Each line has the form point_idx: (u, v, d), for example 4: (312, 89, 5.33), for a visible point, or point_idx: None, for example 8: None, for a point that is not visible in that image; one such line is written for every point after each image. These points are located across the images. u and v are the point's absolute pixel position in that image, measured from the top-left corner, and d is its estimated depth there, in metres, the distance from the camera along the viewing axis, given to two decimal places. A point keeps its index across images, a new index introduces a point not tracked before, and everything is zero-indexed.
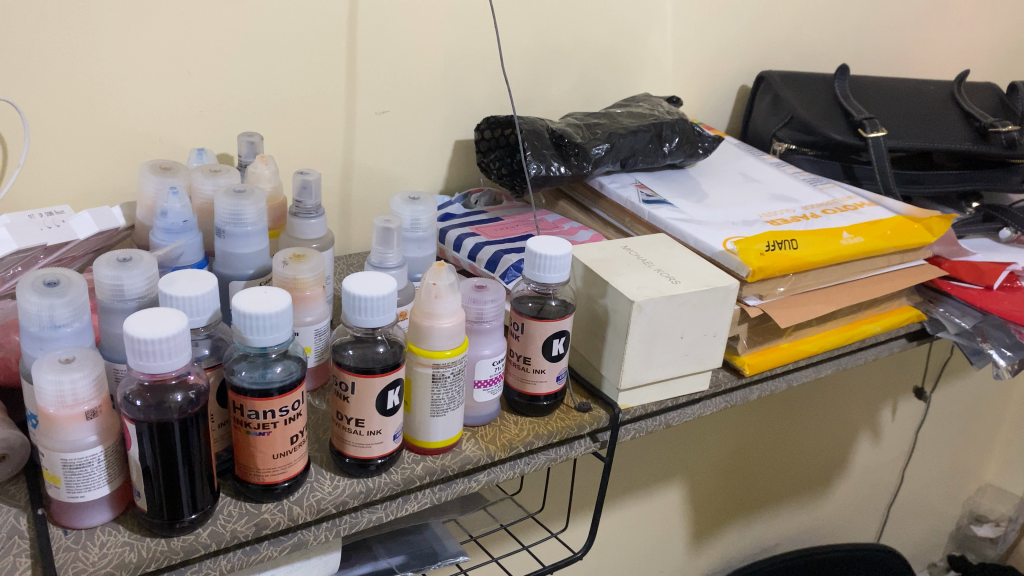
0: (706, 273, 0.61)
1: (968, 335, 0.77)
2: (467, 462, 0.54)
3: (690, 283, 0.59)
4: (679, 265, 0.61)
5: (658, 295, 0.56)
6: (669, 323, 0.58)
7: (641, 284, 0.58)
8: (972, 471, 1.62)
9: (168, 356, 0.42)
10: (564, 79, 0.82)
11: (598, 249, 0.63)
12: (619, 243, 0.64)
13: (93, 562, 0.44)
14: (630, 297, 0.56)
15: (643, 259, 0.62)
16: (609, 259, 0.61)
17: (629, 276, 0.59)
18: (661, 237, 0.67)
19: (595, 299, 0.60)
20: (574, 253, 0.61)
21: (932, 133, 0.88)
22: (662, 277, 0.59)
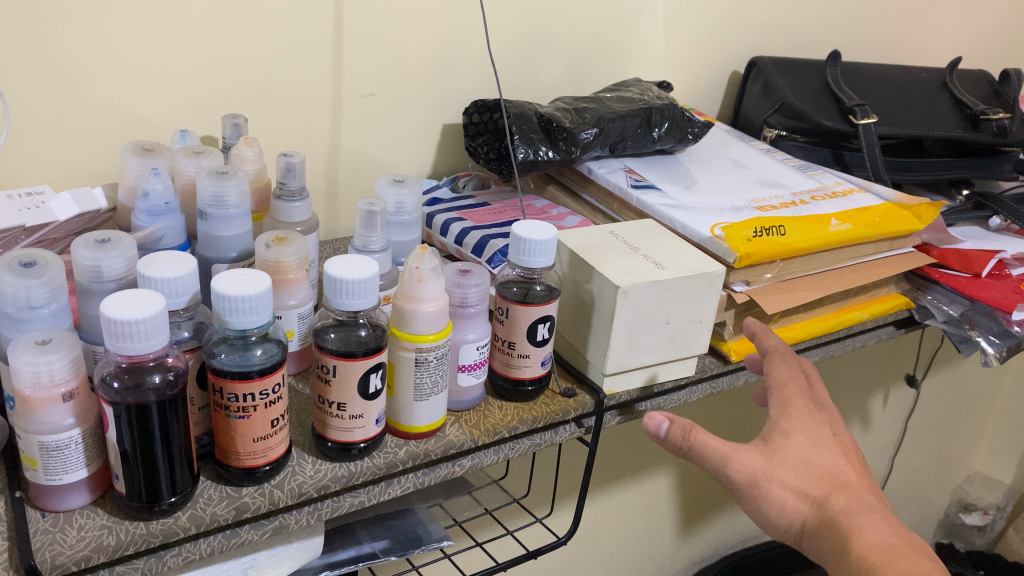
0: (693, 258, 0.60)
1: (956, 323, 0.77)
2: (450, 447, 0.54)
3: (676, 269, 0.58)
4: (667, 251, 0.61)
5: (643, 281, 0.56)
6: (654, 309, 0.58)
7: (627, 269, 0.57)
8: (961, 458, 1.63)
9: (146, 338, 0.41)
10: (554, 64, 0.81)
11: (585, 234, 0.62)
12: (606, 227, 0.63)
13: (71, 545, 0.43)
14: (615, 282, 0.55)
15: (630, 245, 0.62)
16: (595, 245, 0.60)
17: (615, 261, 0.58)
18: (650, 221, 0.66)
19: (582, 285, 0.59)
20: (560, 238, 0.61)
21: (923, 119, 0.87)
22: (649, 262, 0.59)
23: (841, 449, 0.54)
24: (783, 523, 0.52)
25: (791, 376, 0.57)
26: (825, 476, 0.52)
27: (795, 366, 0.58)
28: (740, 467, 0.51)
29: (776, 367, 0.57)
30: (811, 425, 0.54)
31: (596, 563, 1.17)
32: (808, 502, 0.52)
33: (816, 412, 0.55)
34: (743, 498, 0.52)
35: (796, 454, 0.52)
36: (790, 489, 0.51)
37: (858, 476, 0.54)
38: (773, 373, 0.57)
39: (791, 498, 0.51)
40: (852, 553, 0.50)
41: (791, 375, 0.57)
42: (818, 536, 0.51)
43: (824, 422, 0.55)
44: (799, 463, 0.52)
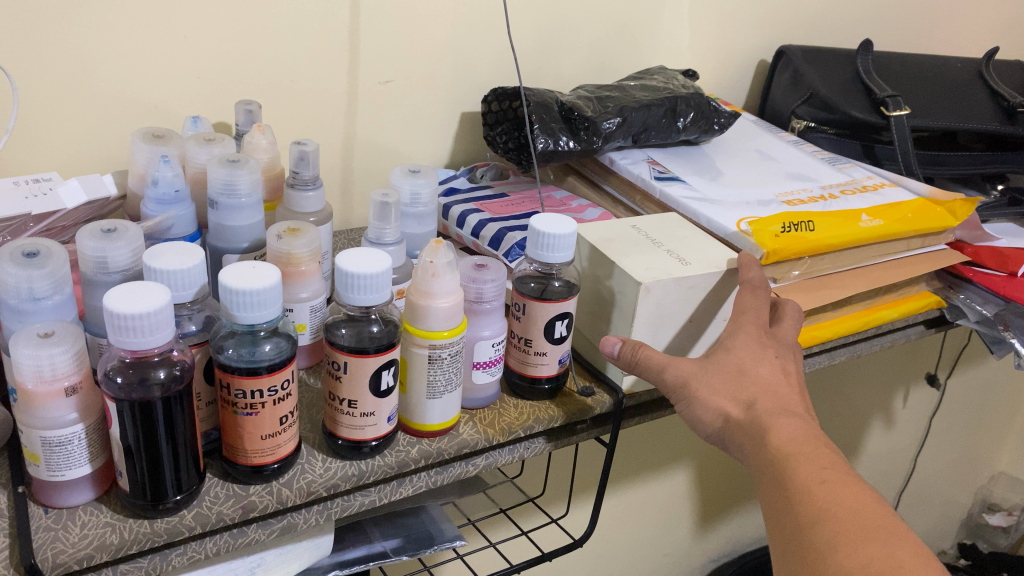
0: (718, 254, 0.58)
1: (989, 323, 0.75)
2: (464, 446, 0.52)
3: (701, 265, 0.56)
4: (690, 246, 0.59)
5: (667, 277, 0.54)
6: (675, 306, 0.56)
7: (650, 265, 0.55)
8: (987, 456, 1.59)
9: (150, 333, 0.40)
10: (576, 51, 0.79)
11: (606, 228, 0.60)
12: (628, 221, 0.61)
13: (73, 543, 0.42)
14: (637, 278, 0.53)
15: (652, 239, 0.60)
16: (616, 239, 0.58)
17: (636, 257, 0.56)
18: (672, 215, 0.64)
19: (602, 280, 0.57)
20: (579, 232, 0.59)
21: (957, 111, 0.85)
22: (672, 258, 0.57)
23: (785, 369, 0.51)
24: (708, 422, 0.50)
25: (757, 306, 0.54)
26: (756, 384, 0.50)
27: (767, 296, 0.55)
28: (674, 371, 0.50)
29: (743, 296, 0.55)
30: (755, 344, 0.52)
31: (611, 559, 1.16)
32: (734, 405, 0.49)
33: (764, 334, 0.53)
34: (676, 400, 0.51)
35: (730, 363, 0.51)
36: (719, 393, 0.50)
37: (796, 394, 0.51)
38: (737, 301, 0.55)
39: (719, 401, 0.50)
40: (766, 446, 0.47)
41: (760, 305, 0.54)
42: (738, 434, 0.49)
43: (771, 345, 0.53)
44: (734, 369, 0.50)
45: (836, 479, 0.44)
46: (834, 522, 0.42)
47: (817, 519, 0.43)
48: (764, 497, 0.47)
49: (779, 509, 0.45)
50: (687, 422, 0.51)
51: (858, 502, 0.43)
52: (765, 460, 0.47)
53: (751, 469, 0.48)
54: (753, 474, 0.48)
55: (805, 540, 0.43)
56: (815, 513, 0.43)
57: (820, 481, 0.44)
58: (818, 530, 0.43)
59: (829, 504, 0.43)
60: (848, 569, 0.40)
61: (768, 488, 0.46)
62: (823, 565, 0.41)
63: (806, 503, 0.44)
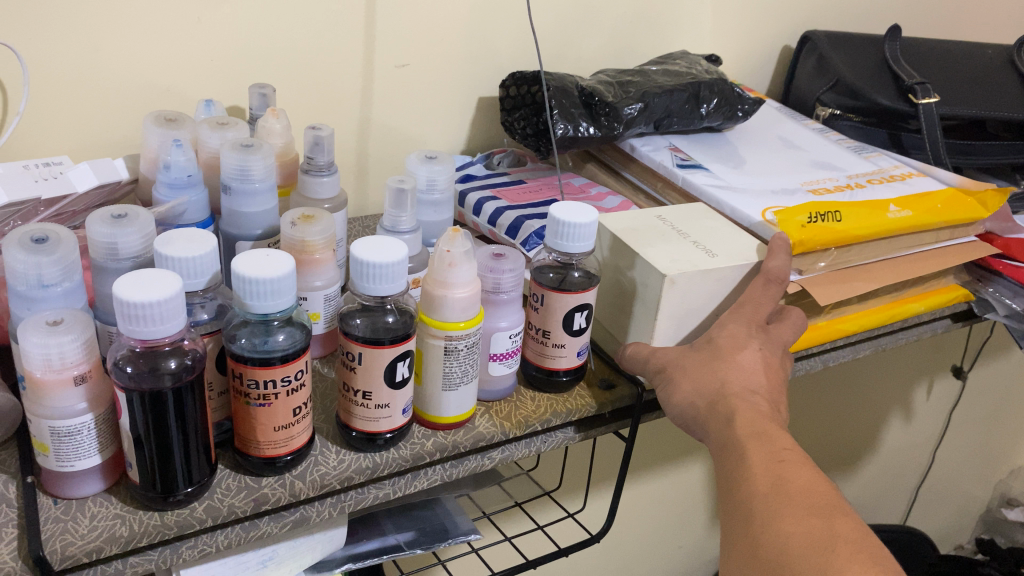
0: (744, 246, 0.57)
1: (1018, 317, 0.73)
2: (480, 439, 0.51)
3: (728, 257, 0.55)
4: (717, 238, 0.57)
5: (692, 269, 0.52)
6: (700, 298, 0.55)
7: (675, 256, 0.54)
8: (1006, 451, 1.57)
9: (161, 322, 0.39)
10: (597, 35, 0.77)
11: (630, 218, 0.59)
12: (653, 210, 0.60)
13: (83, 535, 0.41)
14: (662, 269, 0.52)
15: (678, 231, 0.58)
16: (640, 230, 0.57)
17: (661, 248, 0.55)
18: (697, 205, 0.63)
19: (623, 270, 0.56)
20: (602, 221, 0.58)
21: (989, 99, 0.82)
22: (699, 249, 0.56)
23: (766, 363, 0.50)
24: (682, 406, 0.49)
25: (760, 301, 0.53)
26: (730, 368, 0.49)
27: (781, 292, 0.54)
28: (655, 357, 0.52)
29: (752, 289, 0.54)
30: (742, 334, 0.51)
31: (625, 551, 1.14)
32: (703, 387, 0.49)
33: (757, 328, 0.52)
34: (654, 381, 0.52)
35: (711, 350, 0.51)
36: (692, 377, 0.49)
37: (773, 387, 0.49)
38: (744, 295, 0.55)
39: (691, 385, 0.49)
40: (729, 424, 0.46)
41: (764, 300, 0.53)
42: (705, 416, 0.48)
43: (760, 338, 0.52)
44: (712, 355, 0.50)
45: (794, 460, 0.43)
46: (783, 494, 0.41)
47: (768, 491, 0.41)
48: (719, 477, 0.45)
49: (732, 484, 0.44)
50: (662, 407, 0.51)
51: (811, 483, 0.41)
52: (726, 439, 0.45)
53: (711, 450, 0.47)
54: (712, 455, 0.46)
55: (752, 510, 0.41)
56: (768, 485, 0.42)
57: (778, 460, 0.43)
58: (766, 501, 0.41)
59: (781, 478, 0.42)
60: (787, 537, 0.39)
61: (725, 465, 0.45)
62: (766, 535, 0.40)
63: (761, 477, 0.42)
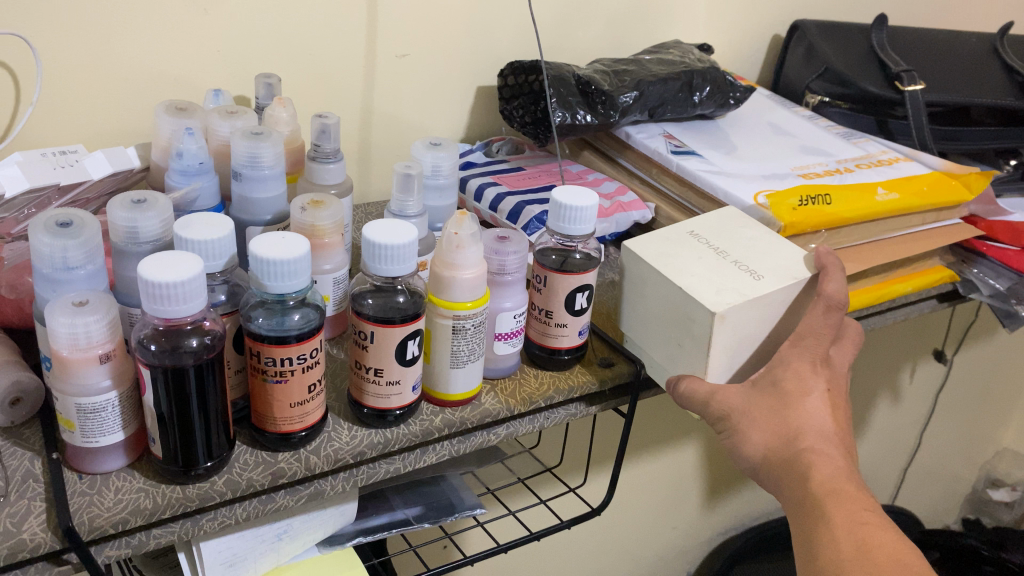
0: (785, 261, 0.56)
1: (1001, 297, 0.76)
2: (487, 416, 0.53)
3: (773, 278, 0.54)
4: (756, 254, 0.56)
5: (740, 303, 0.51)
6: (751, 324, 0.54)
7: (720, 287, 0.53)
8: (992, 432, 1.60)
9: (184, 301, 0.41)
10: (592, 25, 0.79)
11: (663, 239, 0.57)
12: (685, 226, 0.58)
13: (108, 508, 0.43)
14: (710, 306, 0.51)
15: (713, 248, 0.57)
16: (677, 254, 0.56)
17: (702, 276, 0.54)
18: (728, 211, 0.61)
19: (665, 300, 0.55)
20: (638, 248, 0.56)
21: (971, 85, 0.85)
22: (742, 272, 0.54)
23: (834, 403, 0.52)
24: (751, 454, 0.51)
25: (820, 332, 0.53)
26: (800, 419, 0.50)
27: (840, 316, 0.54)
28: (722, 404, 0.52)
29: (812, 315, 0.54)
30: (807, 374, 0.52)
31: (621, 532, 1.17)
32: (777, 442, 0.50)
33: (820, 366, 0.53)
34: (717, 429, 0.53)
35: (778, 396, 0.51)
36: (762, 430, 0.51)
37: (840, 425, 0.51)
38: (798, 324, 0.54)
39: (762, 436, 0.51)
40: (807, 483, 0.48)
41: (824, 328, 0.53)
42: (777, 469, 0.50)
43: (824, 374, 0.53)
44: (778, 402, 0.51)
45: (875, 522, 0.47)
46: (871, 564, 0.45)
47: (856, 560, 0.45)
48: (797, 532, 0.49)
49: (813, 544, 0.47)
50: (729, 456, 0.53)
51: (895, 546, 0.46)
52: (803, 496, 0.49)
53: (786, 499, 0.50)
54: (789, 508, 0.50)
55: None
56: (853, 553, 0.46)
57: (860, 522, 0.47)
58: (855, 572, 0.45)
59: (866, 546, 0.46)
60: None
61: (803, 522, 0.48)
62: None
63: (847, 545, 0.46)
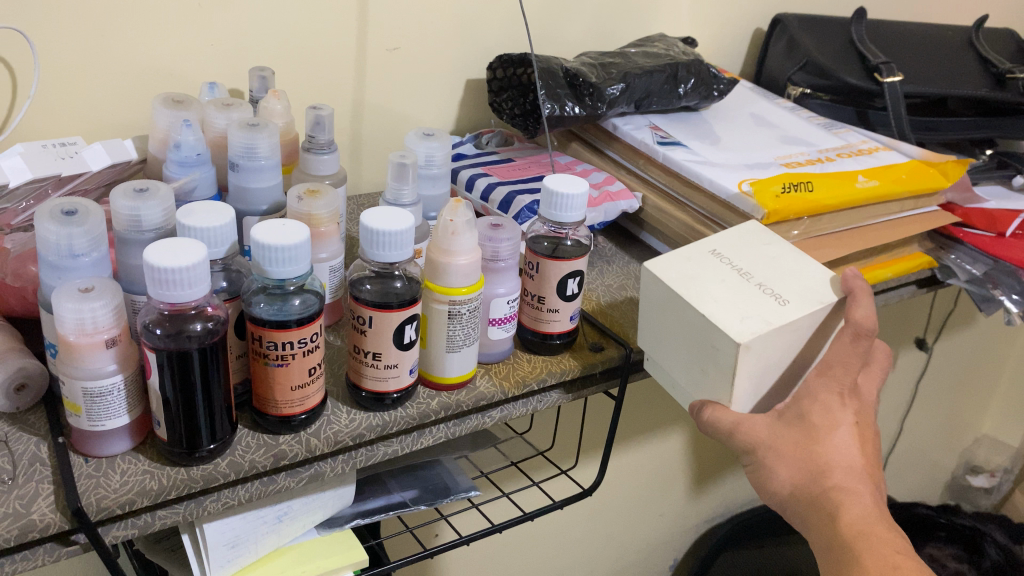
0: (813, 283, 0.53)
1: (978, 282, 0.77)
2: (481, 398, 0.55)
3: (800, 302, 0.51)
4: (783, 274, 0.54)
5: (764, 331, 0.49)
6: (778, 350, 0.51)
7: (745, 312, 0.50)
8: (971, 419, 1.63)
9: (189, 286, 0.42)
10: (579, 19, 0.80)
11: (683, 259, 0.55)
12: (707, 243, 0.56)
13: (115, 489, 0.44)
14: (735, 337, 0.48)
15: (737, 269, 0.54)
16: (699, 275, 0.53)
17: (725, 301, 0.51)
18: (750, 225, 0.59)
19: (688, 325, 0.52)
20: (657, 271, 0.54)
21: (947, 77, 0.87)
22: (768, 296, 0.52)
23: (862, 435, 0.51)
24: (778, 487, 0.52)
25: (848, 360, 0.51)
26: (828, 455, 0.50)
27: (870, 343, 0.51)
28: (748, 440, 0.52)
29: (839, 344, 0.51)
30: (835, 406, 0.51)
31: (609, 520, 1.19)
32: (804, 478, 0.51)
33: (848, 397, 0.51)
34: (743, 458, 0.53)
35: (804, 431, 0.51)
36: (790, 468, 0.51)
37: (869, 457, 0.51)
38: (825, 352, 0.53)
39: (790, 474, 0.51)
40: (838, 524, 0.49)
41: (852, 357, 0.51)
42: (807, 505, 0.51)
43: (852, 405, 0.52)
44: (805, 437, 0.51)
45: (906, 565, 0.48)
46: None
47: None
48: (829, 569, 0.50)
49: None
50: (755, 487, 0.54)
51: None
52: (832, 536, 0.50)
53: (816, 535, 0.51)
54: (819, 544, 0.51)
55: None
56: None
57: (893, 567, 0.48)
58: None
59: None
60: None
61: (834, 561, 0.50)
62: None
63: None
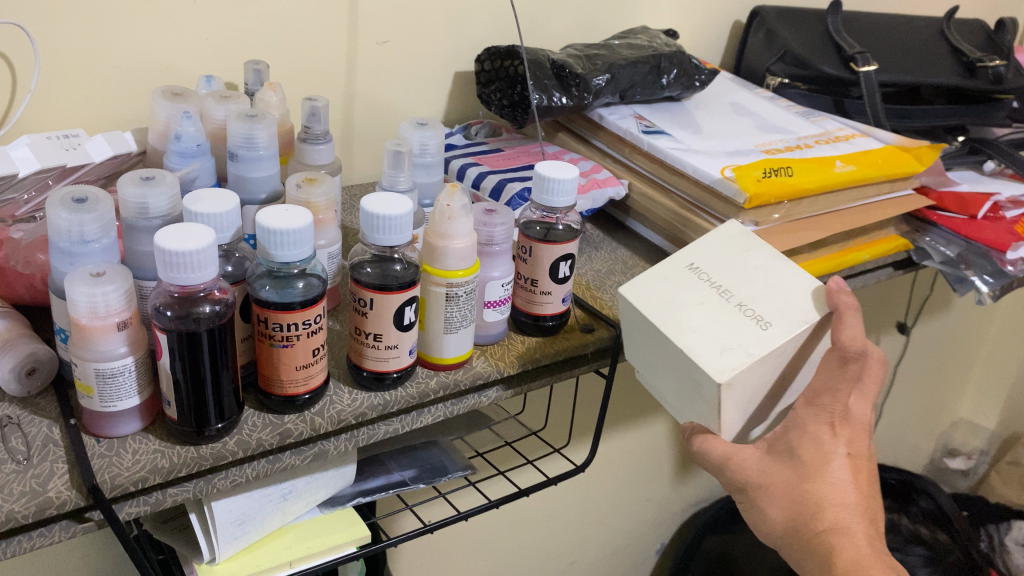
0: (793, 299, 0.53)
1: (952, 263, 0.80)
2: (478, 377, 0.57)
3: (782, 324, 0.51)
4: (762, 290, 0.53)
5: (746, 365, 0.49)
6: (761, 375, 0.52)
7: (726, 343, 0.51)
8: (947, 403, 1.68)
9: (198, 269, 0.43)
10: (564, 12, 0.82)
11: (662, 281, 0.55)
12: (684, 260, 0.56)
13: (128, 467, 0.46)
14: (716, 377, 0.49)
15: (716, 286, 0.54)
16: (679, 302, 0.54)
17: (705, 331, 0.52)
18: (730, 228, 0.59)
19: (672, 356, 0.53)
20: (636, 300, 0.54)
21: (919, 66, 0.90)
22: (749, 319, 0.52)
23: (855, 469, 0.52)
24: (772, 520, 0.53)
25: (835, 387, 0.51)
26: (819, 493, 0.51)
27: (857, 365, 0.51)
28: (738, 474, 0.53)
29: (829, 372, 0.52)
30: (826, 441, 0.52)
31: (598, 506, 1.21)
32: (797, 515, 0.52)
33: (838, 425, 0.52)
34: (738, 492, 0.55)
35: (795, 464, 0.52)
36: (781, 505, 0.53)
37: (863, 493, 0.52)
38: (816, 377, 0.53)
39: (782, 511, 0.53)
40: (830, 566, 0.51)
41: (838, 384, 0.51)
42: (801, 542, 0.52)
43: (845, 435, 0.52)
44: (795, 473, 0.52)
45: None
46: None
47: None
48: None
49: None
50: (750, 519, 0.55)
51: None
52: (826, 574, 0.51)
53: (812, 570, 0.53)
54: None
55: None
56: None
57: None
58: None
59: None
60: None
61: None
62: None
63: None
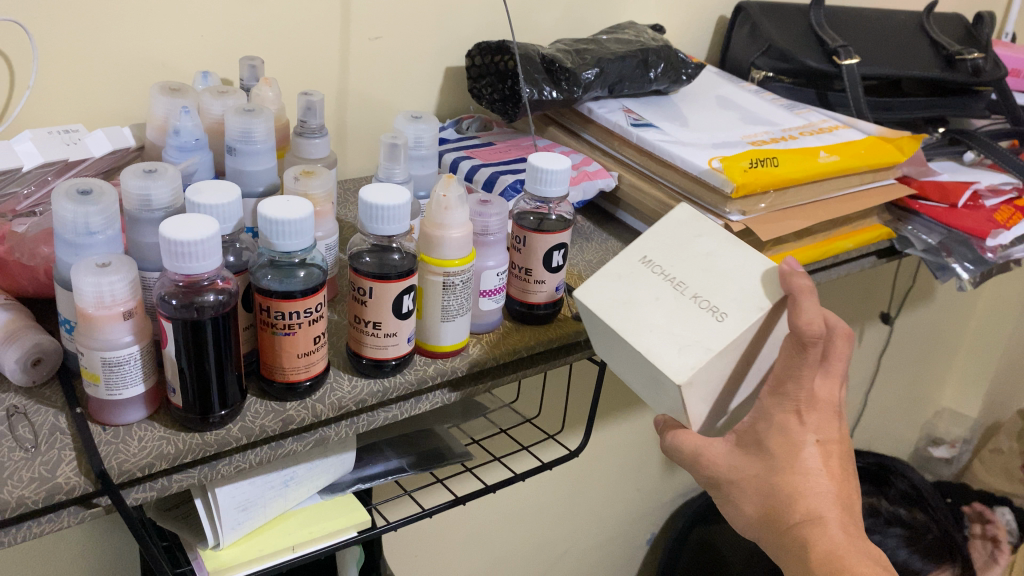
0: (747, 285, 0.53)
1: (934, 251, 0.83)
2: (475, 365, 0.58)
3: (737, 313, 0.52)
4: (717, 279, 0.54)
5: (704, 362, 0.50)
6: (722, 367, 0.52)
7: (684, 340, 0.51)
8: (931, 393, 1.70)
9: (204, 258, 0.44)
10: (553, 8, 0.84)
11: (616, 278, 0.55)
12: (636, 255, 0.56)
13: (134, 454, 0.47)
14: (674, 378, 0.49)
15: (671, 279, 0.55)
16: (634, 299, 0.54)
17: (662, 328, 0.52)
18: (681, 211, 0.58)
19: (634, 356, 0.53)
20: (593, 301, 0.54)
21: (901, 60, 0.92)
22: (705, 311, 0.52)
23: (825, 456, 0.52)
24: (748, 511, 0.54)
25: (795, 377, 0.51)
26: (791, 483, 0.52)
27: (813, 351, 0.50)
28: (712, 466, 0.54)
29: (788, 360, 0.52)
30: (793, 431, 0.52)
31: (588, 497, 1.23)
32: (772, 505, 0.53)
33: (805, 413, 0.52)
34: (715, 486, 0.56)
35: (764, 456, 0.53)
36: (755, 497, 0.53)
37: (835, 481, 0.52)
38: (781, 361, 0.53)
39: (756, 502, 0.53)
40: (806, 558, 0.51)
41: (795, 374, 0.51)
42: (777, 534, 0.53)
43: (812, 422, 0.52)
44: (764, 465, 0.52)
45: None
46: None
47: None
48: None
49: None
50: (728, 509, 0.56)
51: None
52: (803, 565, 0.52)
53: (792, 562, 0.53)
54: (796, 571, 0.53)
55: None
56: None
57: None
58: None
59: None
60: None
61: None
62: None
63: None
